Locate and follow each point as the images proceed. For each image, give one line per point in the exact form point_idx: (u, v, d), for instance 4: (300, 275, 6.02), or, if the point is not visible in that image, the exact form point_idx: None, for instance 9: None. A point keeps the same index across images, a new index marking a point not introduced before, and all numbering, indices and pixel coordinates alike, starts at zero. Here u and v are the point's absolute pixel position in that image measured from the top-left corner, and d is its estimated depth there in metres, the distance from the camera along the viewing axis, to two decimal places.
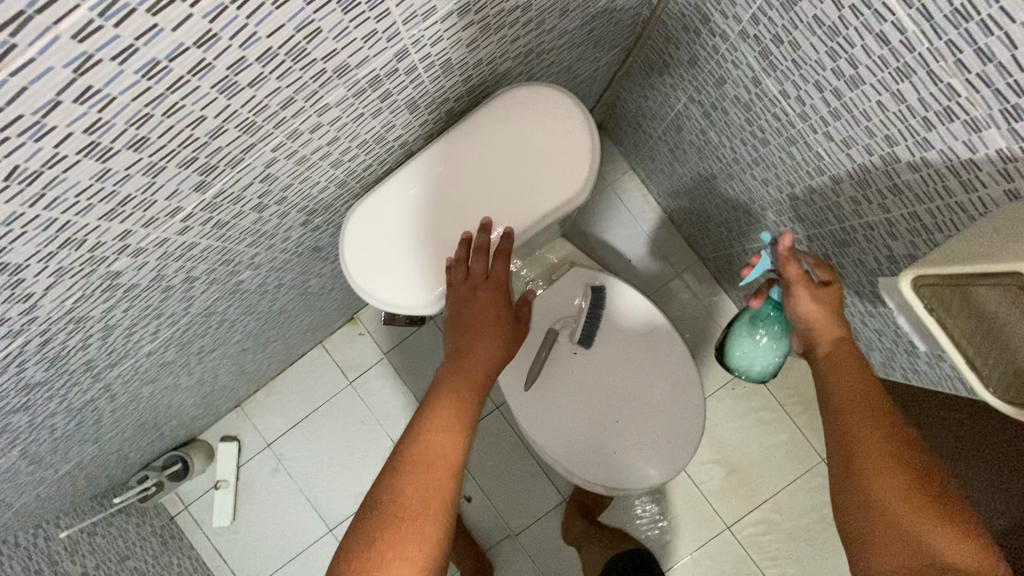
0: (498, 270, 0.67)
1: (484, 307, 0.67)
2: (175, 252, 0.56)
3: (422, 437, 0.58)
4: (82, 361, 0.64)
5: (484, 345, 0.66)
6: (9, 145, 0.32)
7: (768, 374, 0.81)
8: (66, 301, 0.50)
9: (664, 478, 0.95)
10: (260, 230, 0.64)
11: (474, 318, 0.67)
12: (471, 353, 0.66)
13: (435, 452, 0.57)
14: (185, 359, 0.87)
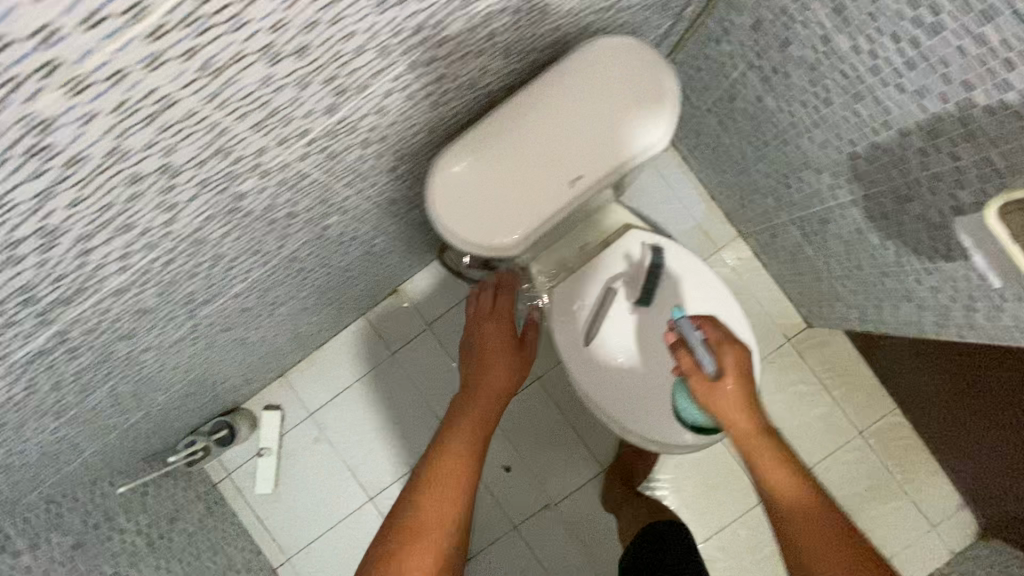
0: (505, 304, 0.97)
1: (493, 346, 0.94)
2: (291, 180, 0.59)
3: (450, 447, 0.85)
4: (187, 293, 0.67)
5: (495, 374, 0.92)
6: (212, 34, 0.35)
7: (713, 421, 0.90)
8: (200, 218, 0.54)
9: (717, 436, 0.98)
10: (357, 170, 0.68)
11: (489, 350, 0.94)
12: (483, 381, 0.92)
13: (457, 464, 0.84)
14: (261, 308, 0.90)
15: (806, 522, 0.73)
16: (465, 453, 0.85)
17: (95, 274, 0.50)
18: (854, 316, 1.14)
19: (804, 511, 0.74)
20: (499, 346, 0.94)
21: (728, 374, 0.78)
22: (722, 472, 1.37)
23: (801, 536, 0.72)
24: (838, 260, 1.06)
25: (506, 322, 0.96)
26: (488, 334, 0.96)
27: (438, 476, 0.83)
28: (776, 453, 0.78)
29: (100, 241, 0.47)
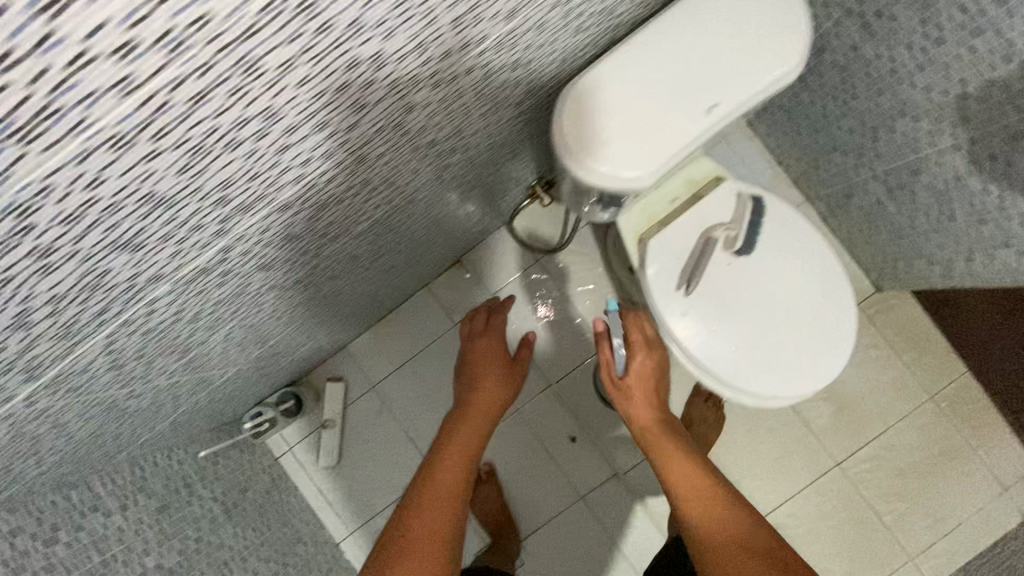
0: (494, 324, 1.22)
1: (490, 359, 1.14)
2: (446, 99, 0.58)
3: (456, 445, 0.95)
4: (325, 223, 0.66)
5: (491, 386, 1.09)
6: None
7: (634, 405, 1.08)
8: (371, 128, 0.53)
9: (816, 387, 0.97)
10: (493, 100, 0.67)
11: (482, 371, 1.12)
12: (478, 393, 1.07)
13: (460, 458, 0.92)
14: (364, 258, 0.90)
15: (693, 493, 0.83)
16: (467, 451, 0.94)
17: (278, 178, 0.50)
18: (935, 273, 1.14)
19: (685, 483, 0.85)
20: (490, 363, 1.14)
21: (633, 369, 1.02)
22: (792, 439, 1.36)
23: (686, 501, 0.83)
24: (925, 213, 1.05)
25: (495, 336, 1.19)
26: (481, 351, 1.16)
27: (446, 466, 0.90)
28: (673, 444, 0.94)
29: (296, 139, 0.46)
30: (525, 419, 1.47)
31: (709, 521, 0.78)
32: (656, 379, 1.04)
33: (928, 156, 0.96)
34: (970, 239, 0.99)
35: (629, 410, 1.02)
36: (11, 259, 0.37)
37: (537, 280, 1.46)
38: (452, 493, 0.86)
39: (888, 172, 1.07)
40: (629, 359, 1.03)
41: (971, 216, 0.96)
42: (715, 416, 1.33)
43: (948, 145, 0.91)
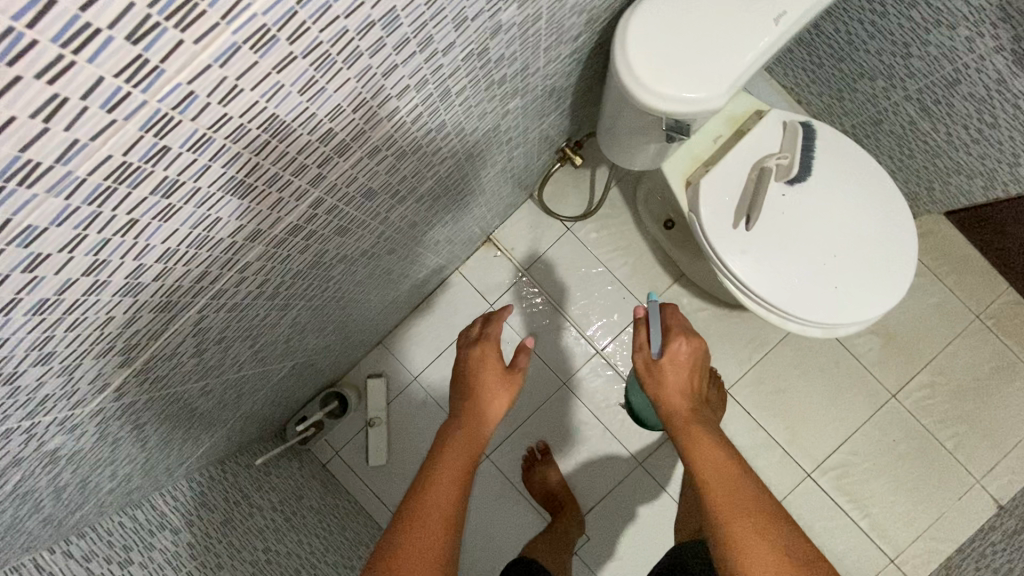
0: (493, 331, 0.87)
1: (488, 365, 0.83)
2: (527, 22, 0.56)
3: (449, 451, 0.72)
4: (400, 178, 0.63)
5: (489, 392, 0.80)
6: None
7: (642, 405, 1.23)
8: (463, 51, 0.50)
9: (886, 309, 0.96)
10: (560, 31, 0.65)
11: (476, 374, 0.82)
12: (472, 406, 0.79)
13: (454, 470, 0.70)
14: (418, 228, 0.86)
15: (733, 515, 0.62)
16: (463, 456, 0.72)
17: (378, 111, 0.47)
18: (976, 187, 1.14)
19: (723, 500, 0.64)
20: (490, 372, 0.83)
21: (671, 359, 0.80)
22: (847, 376, 1.35)
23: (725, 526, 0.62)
24: (964, 125, 1.05)
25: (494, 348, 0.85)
26: (470, 360, 0.84)
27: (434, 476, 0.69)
28: (709, 441, 0.70)
29: (403, 58, 0.43)
30: (573, 392, 1.44)
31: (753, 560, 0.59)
32: (699, 368, 0.82)
33: (967, 64, 0.96)
34: (1016, 143, 0.99)
35: (659, 396, 0.79)
36: (139, 196, 0.33)
37: (568, 250, 1.44)
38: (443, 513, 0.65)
39: (922, 89, 1.07)
40: (668, 349, 0.81)
41: (1017, 119, 0.96)
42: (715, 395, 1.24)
43: (990, 47, 0.91)
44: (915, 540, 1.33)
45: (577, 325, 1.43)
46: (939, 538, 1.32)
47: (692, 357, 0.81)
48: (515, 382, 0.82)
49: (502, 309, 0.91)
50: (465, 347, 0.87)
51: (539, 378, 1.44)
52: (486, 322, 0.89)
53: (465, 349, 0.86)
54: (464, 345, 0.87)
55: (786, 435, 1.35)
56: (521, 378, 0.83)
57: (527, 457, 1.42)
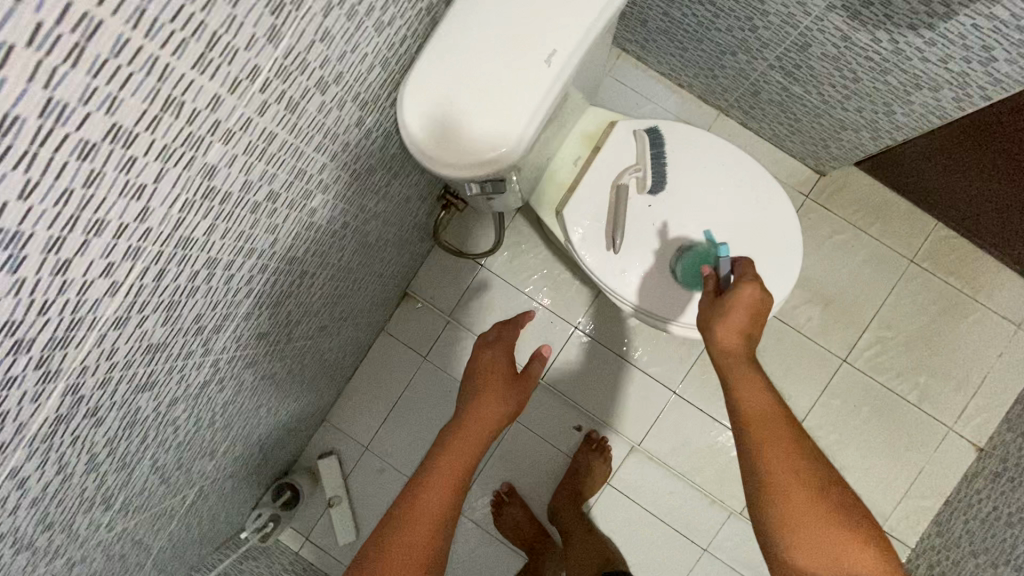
0: (506, 340, 0.93)
1: (493, 374, 0.88)
2: (260, 144, 0.53)
3: (448, 456, 0.79)
4: (193, 319, 0.61)
5: (496, 403, 0.85)
6: None
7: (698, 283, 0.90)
8: (173, 205, 0.47)
9: (782, 294, 0.92)
10: (325, 126, 0.61)
11: (487, 378, 0.88)
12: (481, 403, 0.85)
13: (452, 472, 0.78)
14: (276, 334, 0.84)
15: (783, 470, 0.70)
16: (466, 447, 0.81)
17: (84, 296, 0.44)
18: (865, 138, 1.09)
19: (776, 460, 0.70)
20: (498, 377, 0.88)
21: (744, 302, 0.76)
22: (793, 351, 1.30)
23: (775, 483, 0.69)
24: (830, 84, 1.01)
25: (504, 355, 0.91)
26: (486, 362, 0.90)
27: (441, 468, 0.78)
28: (766, 397, 0.74)
29: (70, 251, 0.40)
30: (524, 424, 1.41)
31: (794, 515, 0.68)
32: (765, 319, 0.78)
33: (809, 26, 0.92)
34: (882, 92, 0.95)
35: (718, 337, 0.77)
36: None
37: (487, 285, 1.41)
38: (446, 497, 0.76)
39: (780, 56, 1.02)
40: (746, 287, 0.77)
41: (874, 70, 0.91)
42: (602, 473, 1.35)
43: (823, 7, 0.86)
44: (899, 502, 1.28)
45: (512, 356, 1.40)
46: (925, 495, 1.28)
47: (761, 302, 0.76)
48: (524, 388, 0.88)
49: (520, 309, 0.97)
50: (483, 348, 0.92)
51: None
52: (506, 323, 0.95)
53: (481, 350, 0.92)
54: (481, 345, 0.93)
55: None
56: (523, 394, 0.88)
57: (495, 501, 1.39)
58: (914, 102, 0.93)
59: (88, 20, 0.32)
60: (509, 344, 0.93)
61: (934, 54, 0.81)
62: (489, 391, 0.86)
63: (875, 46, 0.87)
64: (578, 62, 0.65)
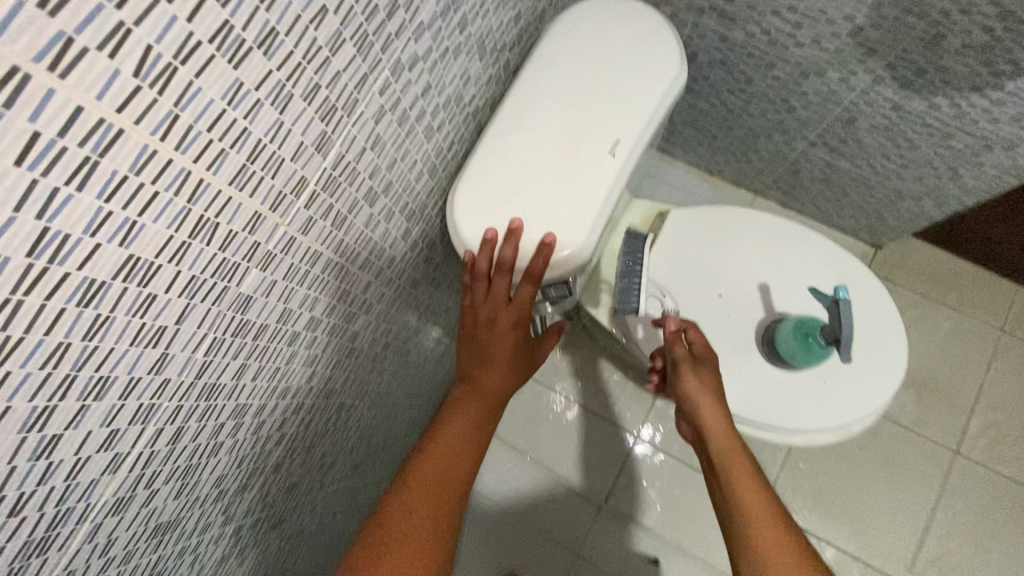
0: (523, 294, 0.57)
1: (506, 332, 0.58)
2: (302, 266, 0.45)
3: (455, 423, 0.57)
4: (212, 484, 0.49)
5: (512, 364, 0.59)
6: None
7: (797, 351, 0.73)
8: (198, 348, 0.38)
9: (896, 373, 0.79)
10: (372, 240, 0.54)
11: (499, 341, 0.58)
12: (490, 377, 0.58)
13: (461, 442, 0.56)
14: (309, 481, 0.71)
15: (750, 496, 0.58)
16: (467, 435, 0.56)
17: (75, 480, 0.33)
18: (927, 206, 1.02)
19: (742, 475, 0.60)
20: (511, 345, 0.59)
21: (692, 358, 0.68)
22: (894, 445, 1.12)
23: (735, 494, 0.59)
24: (883, 154, 0.96)
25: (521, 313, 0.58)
26: (502, 325, 0.58)
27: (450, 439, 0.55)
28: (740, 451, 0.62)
29: (56, 424, 0.30)
30: (591, 562, 1.18)
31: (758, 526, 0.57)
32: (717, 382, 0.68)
33: (853, 100, 0.89)
34: (946, 157, 0.89)
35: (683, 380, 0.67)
36: None
37: (532, 396, 1.27)
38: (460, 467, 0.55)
39: (823, 133, 0.99)
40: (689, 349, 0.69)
41: (933, 135, 0.86)
42: None
43: (868, 80, 0.84)
44: None
45: (568, 476, 1.23)
46: None
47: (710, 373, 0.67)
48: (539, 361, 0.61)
49: (518, 220, 0.55)
50: (493, 303, 0.58)
51: (544, 556, 1.19)
52: (533, 261, 0.55)
53: (490, 305, 0.58)
54: (488, 297, 0.58)
55: (858, 542, 1.08)
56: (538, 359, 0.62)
57: None
58: (986, 163, 0.86)
59: (105, 128, 0.25)
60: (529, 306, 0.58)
61: (1004, 113, 0.76)
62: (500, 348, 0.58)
63: (931, 112, 0.83)
64: (645, 144, 0.59)
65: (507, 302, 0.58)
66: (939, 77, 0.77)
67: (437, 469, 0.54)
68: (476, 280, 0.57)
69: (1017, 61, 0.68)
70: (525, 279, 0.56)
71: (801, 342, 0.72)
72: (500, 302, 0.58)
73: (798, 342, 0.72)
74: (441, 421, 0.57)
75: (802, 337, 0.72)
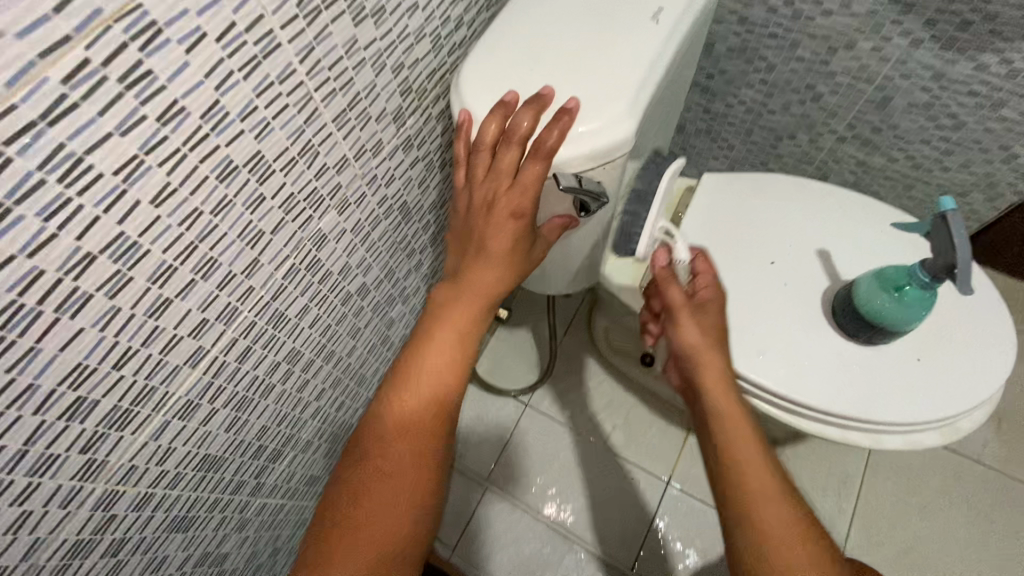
0: (528, 175, 0.43)
1: (501, 218, 0.45)
2: (248, 42, 0.32)
3: (436, 334, 0.46)
4: (65, 380, 0.31)
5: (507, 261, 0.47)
6: None
7: (889, 308, 0.58)
8: (51, 58, 0.23)
9: (1005, 344, 0.62)
10: (354, 90, 0.42)
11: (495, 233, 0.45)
12: (480, 274, 0.46)
13: (443, 358, 0.46)
14: (238, 469, 0.51)
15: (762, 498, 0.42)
16: (454, 349, 0.46)
17: None
18: (977, 202, 0.94)
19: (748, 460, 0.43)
20: (511, 239, 0.46)
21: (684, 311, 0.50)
22: (982, 492, 0.92)
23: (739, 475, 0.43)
24: (923, 140, 0.89)
25: (519, 198, 0.44)
26: (500, 214, 0.45)
27: (430, 354, 0.45)
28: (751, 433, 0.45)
29: None
30: None
31: (772, 523, 0.42)
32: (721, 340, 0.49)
33: (888, 75, 0.83)
34: (996, 133, 0.82)
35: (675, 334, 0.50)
36: None
37: (537, 434, 1.06)
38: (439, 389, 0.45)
39: (854, 122, 0.93)
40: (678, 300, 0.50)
41: (980, 106, 0.80)
42: None
43: (905, 45, 0.78)
44: None
45: (582, 536, 0.98)
46: None
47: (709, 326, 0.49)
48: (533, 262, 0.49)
49: (549, 89, 0.44)
50: (493, 182, 0.44)
51: None
52: (548, 130, 0.42)
53: (490, 186, 0.45)
54: (488, 176, 0.45)
55: None
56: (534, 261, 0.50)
57: None
58: None
59: None
60: (532, 193, 0.44)
61: None
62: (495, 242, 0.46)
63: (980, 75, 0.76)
64: (689, 23, 0.50)
65: (511, 181, 0.44)
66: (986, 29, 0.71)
67: (418, 395, 0.45)
68: (474, 149, 0.44)
69: None
70: (534, 152, 0.43)
71: (891, 296, 0.58)
72: (503, 181, 0.44)
73: (888, 296, 0.58)
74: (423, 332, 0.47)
75: (893, 289, 0.58)
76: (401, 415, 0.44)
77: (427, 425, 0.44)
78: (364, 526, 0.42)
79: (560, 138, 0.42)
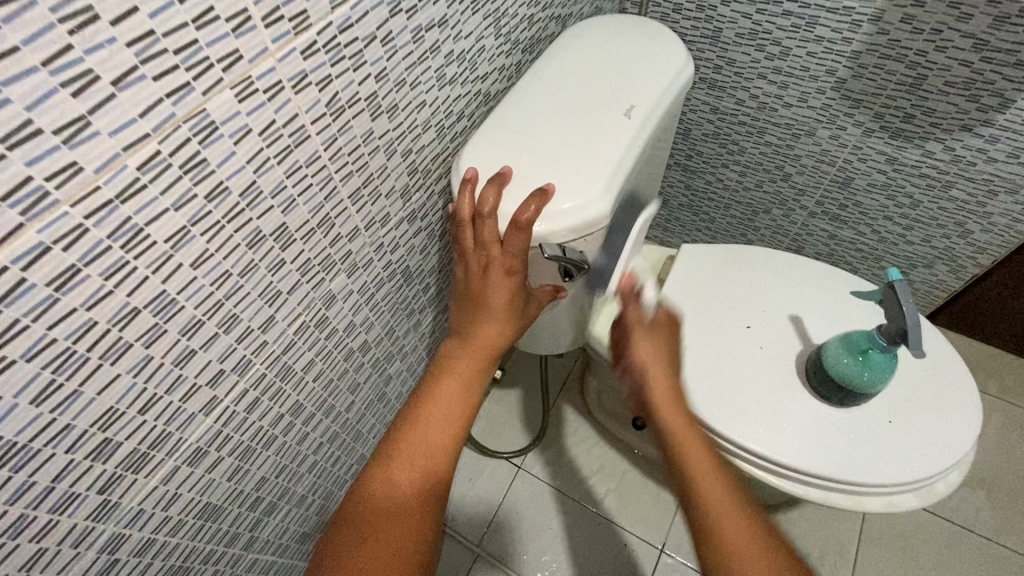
0: (513, 244, 0.49)
1: (495, 281, 0.51)
2: (284, 136, 0.38)
3: (439, 387, 0.50)
4: (96, 422, 0.34)
5: (503, 317, 0.52)
6: None
7: (856, 371, 0.62)
8: (132, 150, 0.29)
9: (970, 407, 0.66)
10: (368, 171, 0.48)
11: (491, 294, 0.51)
12: (479, 331, 0.52)
13: (445, 408, 0.49)
14: (235, 519, 0.53)
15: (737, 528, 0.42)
16: (455, 399, 0.49)
17: None
18: (943, 273, 1.00)
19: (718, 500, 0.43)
20: (506, 296, 0.51)
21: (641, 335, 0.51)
22: (978, 563, 0.91)
23: (697, 486, 0.44)
24: (887, 217, 0.97)
25: (507, 263, 0.50)
26: (493, 277, 0.51)
27: (433, 405, 0.49)
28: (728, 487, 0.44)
29: None
30: None
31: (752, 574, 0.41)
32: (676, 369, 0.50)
33: (847, 159, 0.92)
34: (951, 212, 0.90)
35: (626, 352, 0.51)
36: None
37: (530, 497, 1.05)
38: (442, 436, 0.48)
39: (821, 199, 1.01)
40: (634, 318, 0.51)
41: (933, 188, 0.88)
42: None
43: (859, 134, 0.88)
44: None
45: None
46: None
47: (662, 343, 0.51)
48: (528, 318, 0.55)
49: (510, 169, 0.52)
50: (483, 250, 0.51)
51: None
52: (524, 206, 0.48)
53: (482, 254, 0.51)
54: (478, 246, 0.51)
55: None
56: (529, 317, 0.55)
57: None
58: (993, 212, 0.86)
59: None
60: (518, 259, 0.50)
61: (1001, 151, 0.79)
62: (492, 302, 0.51)
63: (928, 161, 0.85)
64: (658, 117, 0.58)
65: (500, 249, 0.50)
66: (929, 122, 0.80)
67: (420, 442, 0.47)
68: (463, 224, 0.51)
69: (1002, 91, 0.72)
70: (514, 226, 0.48)
71: (855, 360, 0.62)
72: (493, 250, 0.50)
73: (851, 359, 0.62)
74: (427, 385, 0.50)
75: (853, 352, 0.62)
76: (404, 460, 0.46)
77: (427, 470, 0.46)
78: (370, 570, 0.42)
79: (536, 212, 0.48)
